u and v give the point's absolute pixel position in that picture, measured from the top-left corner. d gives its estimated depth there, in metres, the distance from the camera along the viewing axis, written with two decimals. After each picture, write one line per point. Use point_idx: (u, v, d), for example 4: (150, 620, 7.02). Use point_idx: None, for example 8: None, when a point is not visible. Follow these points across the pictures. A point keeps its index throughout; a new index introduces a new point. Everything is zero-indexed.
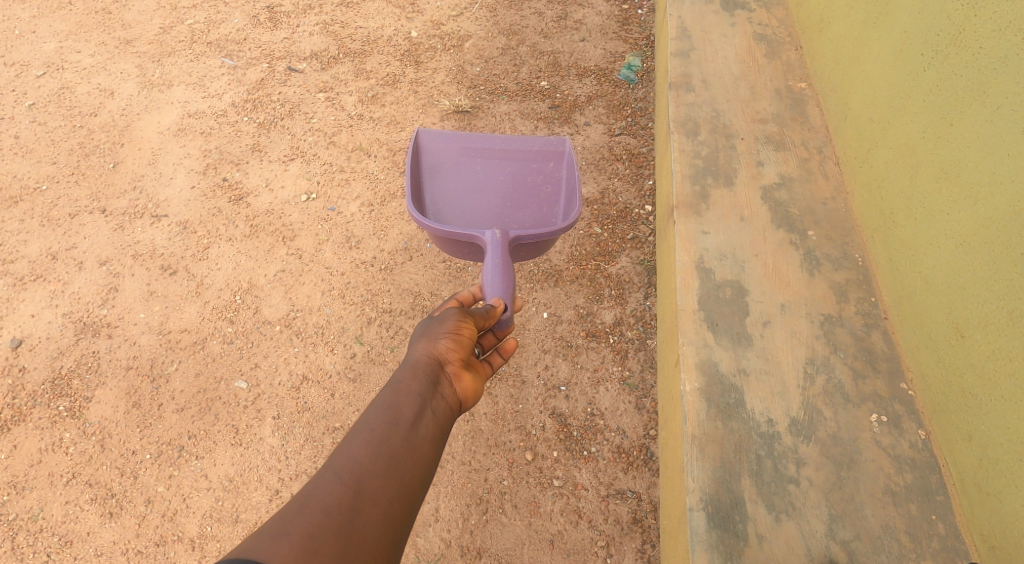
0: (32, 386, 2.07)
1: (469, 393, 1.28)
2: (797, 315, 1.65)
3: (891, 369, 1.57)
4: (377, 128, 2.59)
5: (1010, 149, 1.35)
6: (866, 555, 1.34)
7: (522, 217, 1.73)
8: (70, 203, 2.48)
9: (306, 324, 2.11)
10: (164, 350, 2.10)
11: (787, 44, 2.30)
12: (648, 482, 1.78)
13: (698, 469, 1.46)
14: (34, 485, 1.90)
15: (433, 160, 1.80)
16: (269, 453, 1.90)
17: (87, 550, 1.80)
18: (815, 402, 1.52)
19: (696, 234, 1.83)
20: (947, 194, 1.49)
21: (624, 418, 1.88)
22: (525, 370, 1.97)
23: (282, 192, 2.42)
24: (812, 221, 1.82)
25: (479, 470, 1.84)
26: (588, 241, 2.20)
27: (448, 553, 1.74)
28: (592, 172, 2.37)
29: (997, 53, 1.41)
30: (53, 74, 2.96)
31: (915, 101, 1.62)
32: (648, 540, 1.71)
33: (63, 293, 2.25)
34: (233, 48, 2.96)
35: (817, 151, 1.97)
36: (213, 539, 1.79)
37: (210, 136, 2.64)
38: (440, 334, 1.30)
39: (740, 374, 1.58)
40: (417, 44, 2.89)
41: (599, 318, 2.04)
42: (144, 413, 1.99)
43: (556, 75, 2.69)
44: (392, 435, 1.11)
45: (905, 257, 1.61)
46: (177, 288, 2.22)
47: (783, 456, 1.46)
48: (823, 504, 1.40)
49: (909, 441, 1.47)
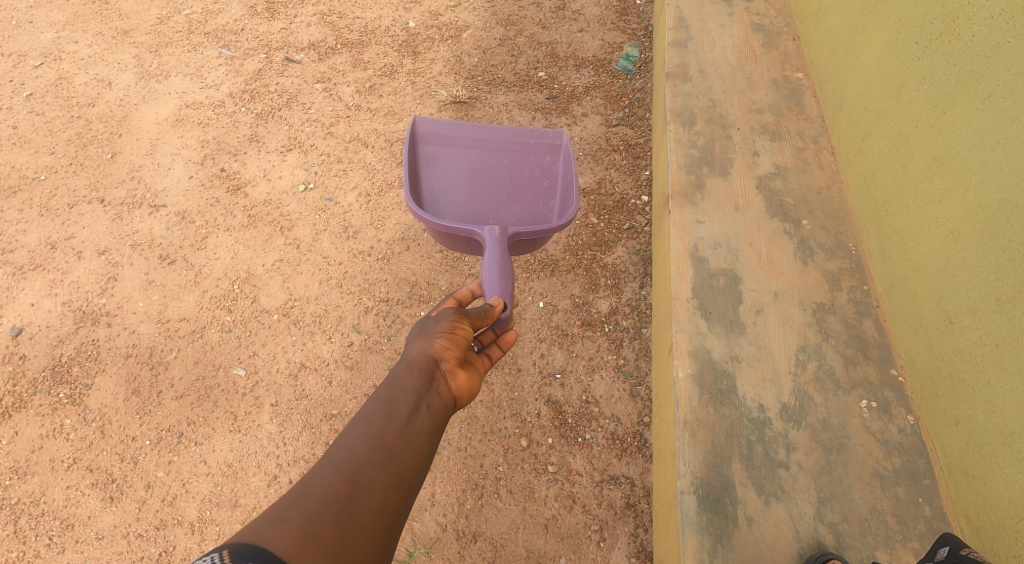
0: (33, 373, 2.09)
1: (464, 390, 1.30)
2: (789, 303, 1.67)
3: (882, 355, 1.59)
4: (375, 119, 2.60)
5: (1000, 139, 1.36)
6: (854, 537, 1.36)
7: (518, 211, 1.74)
8: (69, 193, 2.49)
9: (303, 313, 2.13)
10: (164, 339, 2.12)
11: (784, 33, 2.31)
12: (641, 467, 1.81)
13: (690, 453, 1.49)
14: (35, 471, 1.92)
15: (431, 150, 1.80)
16: (268, 439, 1.92)
17: (88, 533, 1.82)
18: (806, 388, 1.54)
19: (691, 223, 1.84)
20: (938, 183, 1.51)
21: (619, 405, 1.90)
22: (521, 359, 1.99)
23: (280, 182, 2.44)
24: (806, 210, 1.84)
25: (474, 456, 1.86)
26: (585, 231, 2.21)
27: (443, 537, 1.76)
28: (589, 162, 2.38)
29: (990, 41, 1.42)
30: (51, 65, 2.96)
31: (909, 90, 1.63)
32: (641, 524, 1.74)
33: (62, 282, 2.27)
34: (230, 39, 2.96)
35: (813, 142, 1.98)
36: (212, 523, 1.81)
37: (209, 127, 2.65)
38: (436, 333, 1.31)
39: (732, 361, 1.60)
40: (415, 35, 2.89)
41: (594, 307, 2.06)
42: (144, 400, 2.01)
43: (553, 66, 2.70)
44: (388, 429, 1.13)
45: (896, 246, 1.63)
46: (175, 278, 2.23)
47: (773, 440, 1.48)
48: (812, 488, 1.42)
49: (897, 426, 1.49)
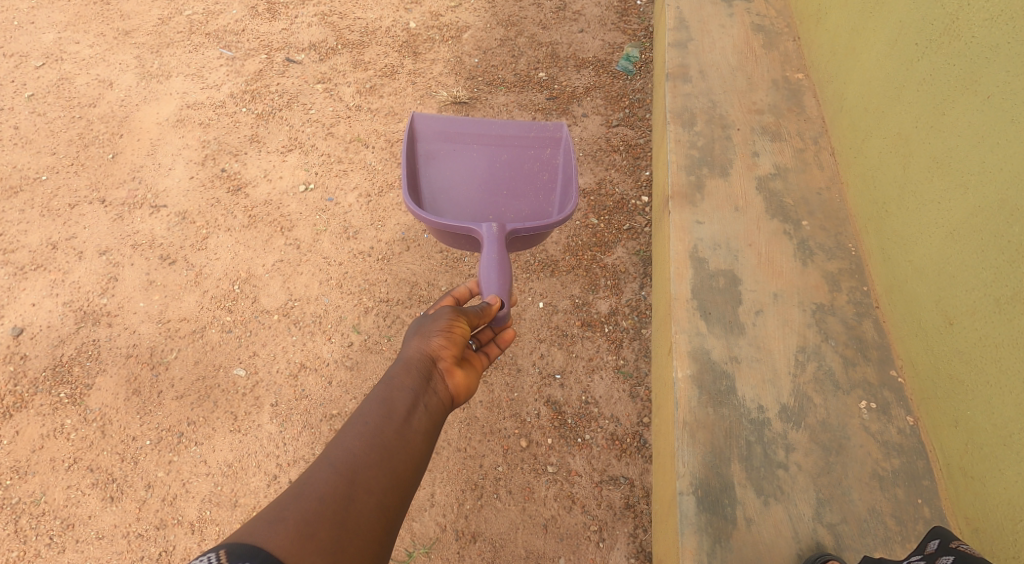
0: (33, 373, 2.09)
1: (461, 389, 1.30)
2: (789, 304, 1.67)
3: (882, 356, 1.59)
4: (375, 119, 2.60)
5: (999, 140, 1.36)
6: (853, 538, 1.36)
7: (518, 206, 1.74)
8: (70, 194, 2.49)
9: (304, 314, 2.13)
10: (164, 339, 2.12)
11: (785, 34, 2.31)
12: (641, 468, 1.81)
13: (689, 453, 1.49)
14: (35, 470, 1.93)
15: (430, 146, 1.80)
16: (268, 439, 1.93)
17: (89, 533, 1.82)
18: (805, 389, 1.54)
19: (691, 224, 1.84)
20: (937, 184, 1.51)
21: (619, 406, 1.90)
22: (521, 359, 1.99)
23: (281, 183, 2.44)
24: (806, 211, 1.84)
25: (474, 456, 1.86)
26: (585, 232, 2.21)
27: (443, 537, 1.76)
28: (589, 163, 2.38)
29: (990, 42, 1.42)
30: (53, 66, 2.97)
31: (909, 91, 1.63)
32: (641, 524, 1.74)
33: (63, 283, 2.27)
34: (232, 40, 2.96)
35: (813, 142, 1.98)
36: (211, 523, 1.82)
37: (209, 127, 2.65)
38: (433, 332, 1.31)
39: (731, 361, 1.60)
40: (416, 35, 2.90)
41: (594, 308, 2.06)
42: (144, 400, 2.01)
43: (554, 67, 2.70)
44: (386, 428, 1.13)
45: (896, 247, 1.63)
46: (176, 278, 2.24)
47: (772, 441, 1.48)
48: (812, 489, 1.42)
49: (897, 427, 1.49)
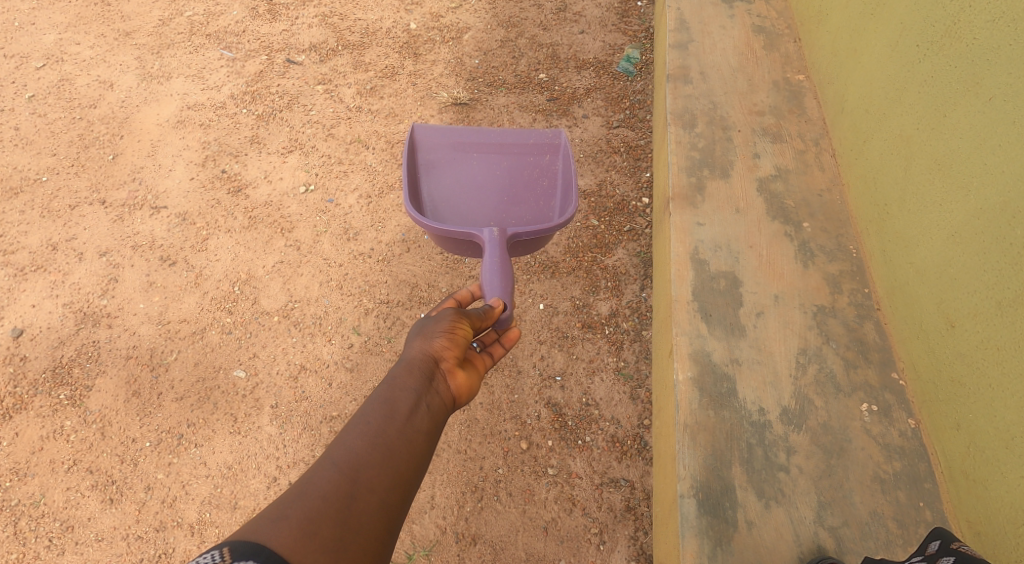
0: (33, 374, 2.09)
1: (463, 390, 1.29)
2: (790, 306, 1.66)
3: (883, 359, 1.58)
4: (376, 120, 2.60)
5: (1001, 141, 1.36)
6: (854, 541, 1.36)
7: (520, 213, 1.74)
8: (70, 195, 2.49)
9: (304, 315, 2.13)
10: (164, 340, 2.12)
11: (785, 36, 2.31)
12: (642, 470, 1.80)
13: (690, 456, 1.48)
14: (35, 472, 1.93)
15: (430, 156, 1.80)
16: (268, 441, 1.92)
17: (88, 535, 1.82)
18: (806, 391, 1.54)
19: (691, 225, 1.84)
20: (939, 186, 1.51)
21: (619, 408, 1.89)
22: (521, 361, 1.99)
23: (281, 183, 2.44)
24: (807, 212, 1.84)
25: (474, 458, 1.86)
26: (586, 233, 2.21)
27: (443, 539, 1.76)
28: (590, 164, 2.38)
29: (992, 44, 1.41)
30: (53, 66, 2.97)
31: (910, 92, 1.63)
32: (641, 527, 1.73)
33: (63, 284, 2.27)
34: (233, 40, 2.96)
35: (813, 143, 1.98)
36: (211, 524, 1.81)
37: (210, 128, 2.65)
38: (435, 333, 1.31)
39: (732, 364, 1.59)
40: (417, 36, 2.90)
41: (594, 310, 2.06)
42: (144, 402, 2.01)
43: (554, 68, 2.70)
44: (388, 427, 1.13)
45: (897, 248, 1.62)
46: (176, 279, 2.24)
47: (773, 444, 1.48)
48: (813, 492, 1.42)
49: (898, 430, 1.49)
